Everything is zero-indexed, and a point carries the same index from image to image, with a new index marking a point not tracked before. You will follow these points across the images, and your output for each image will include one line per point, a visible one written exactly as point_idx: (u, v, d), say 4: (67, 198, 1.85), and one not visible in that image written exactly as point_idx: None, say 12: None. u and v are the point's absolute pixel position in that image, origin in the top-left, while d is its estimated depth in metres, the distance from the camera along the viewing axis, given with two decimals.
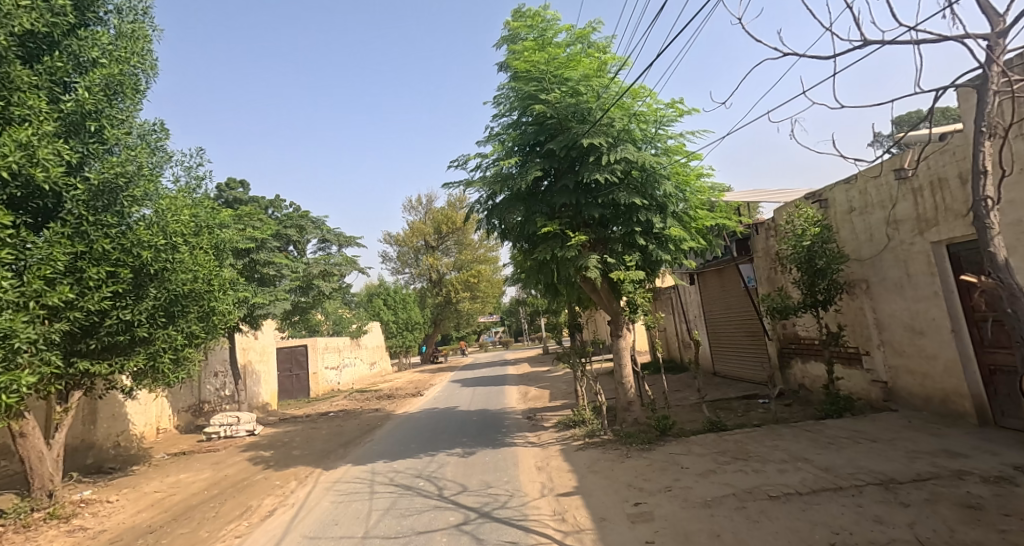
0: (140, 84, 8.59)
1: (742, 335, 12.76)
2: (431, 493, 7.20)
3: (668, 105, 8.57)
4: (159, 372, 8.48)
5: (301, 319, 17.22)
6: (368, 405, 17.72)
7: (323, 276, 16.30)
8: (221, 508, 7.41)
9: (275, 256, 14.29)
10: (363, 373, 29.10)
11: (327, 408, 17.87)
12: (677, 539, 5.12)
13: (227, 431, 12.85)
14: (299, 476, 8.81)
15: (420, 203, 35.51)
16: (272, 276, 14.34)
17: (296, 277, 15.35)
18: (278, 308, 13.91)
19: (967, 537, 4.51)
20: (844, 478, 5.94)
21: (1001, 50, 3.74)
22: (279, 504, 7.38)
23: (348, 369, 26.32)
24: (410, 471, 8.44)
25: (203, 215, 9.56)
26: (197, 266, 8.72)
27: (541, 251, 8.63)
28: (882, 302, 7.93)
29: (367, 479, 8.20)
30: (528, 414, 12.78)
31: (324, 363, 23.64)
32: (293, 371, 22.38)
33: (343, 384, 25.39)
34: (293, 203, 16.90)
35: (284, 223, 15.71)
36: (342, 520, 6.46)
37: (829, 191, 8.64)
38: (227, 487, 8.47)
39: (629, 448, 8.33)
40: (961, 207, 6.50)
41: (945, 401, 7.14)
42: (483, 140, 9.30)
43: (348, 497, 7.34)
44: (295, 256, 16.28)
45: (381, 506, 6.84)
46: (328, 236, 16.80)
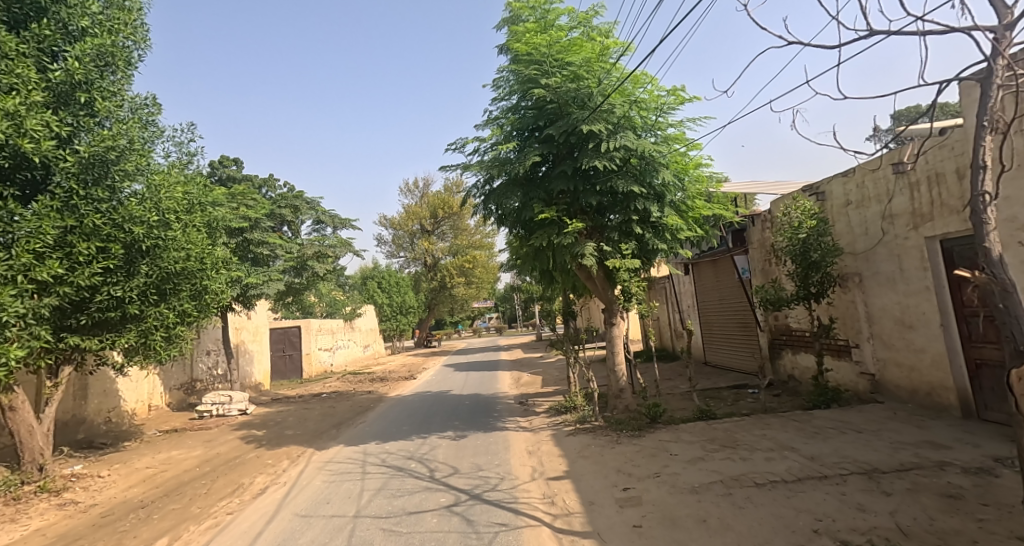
0: (133, 57, 8.49)
1: (734, 326, 12.86)
2: (422, 474, 7.27)
3: (670, 92, 8.53)
4: (150, 349, 8.45)
5: (295, 300, 17.22)
6: (362, 387, 17.83)
7: (318, 257, 16.22)
8: (212, 485, 7.46)
9: (268, 236, 14.25)
10: (357, 356, 29.20)
11: (320, 389, 17.99)
12: (665, 524, 5.20)
13: (219, 409, 12.87)
14: (292, 455, 8.86)
15: (415, 186, 35.39)
16: (265, 256, 14.34)
17: (290, 258, 15.30)
18: (271, 289, 13.88)
19: (946, 525, 4.60)
20: (829, 467, 6.04)
21: (1007, 43, 3.78)
22: (272, 482, 7.43)
23: (341, 351, 26.39)
24: (402, 452, 8.51)
25: (196, 192, 9.50)
26: (189, 244, 8.69)
27: (538, 237, 8.64)
28: (874, 296, 7.99)
29: (359, 459, 8.26)
30: (520, 400, 12.88)
31: (317, 344, 23.68)
32: (286, 351, 22.46)
33: (337, 365, 25.50)
34: (287, 183, 16.77)
35: (278, 203, 15.60)
36: (334, 499, 6.51)
37: (827, 184, 8.67)
38: (219, 465, 8.51)
39: (620, 434, 8.41)
40: (957, 203, 6.52)
41: (931, 394, 7.23)
42: (482, 124, 9.25)
43: (340, 476, 7.40)
44: (289, 236, 16.21)
45: (373, 486, 6.89)
46: (323, 218, 16.72)
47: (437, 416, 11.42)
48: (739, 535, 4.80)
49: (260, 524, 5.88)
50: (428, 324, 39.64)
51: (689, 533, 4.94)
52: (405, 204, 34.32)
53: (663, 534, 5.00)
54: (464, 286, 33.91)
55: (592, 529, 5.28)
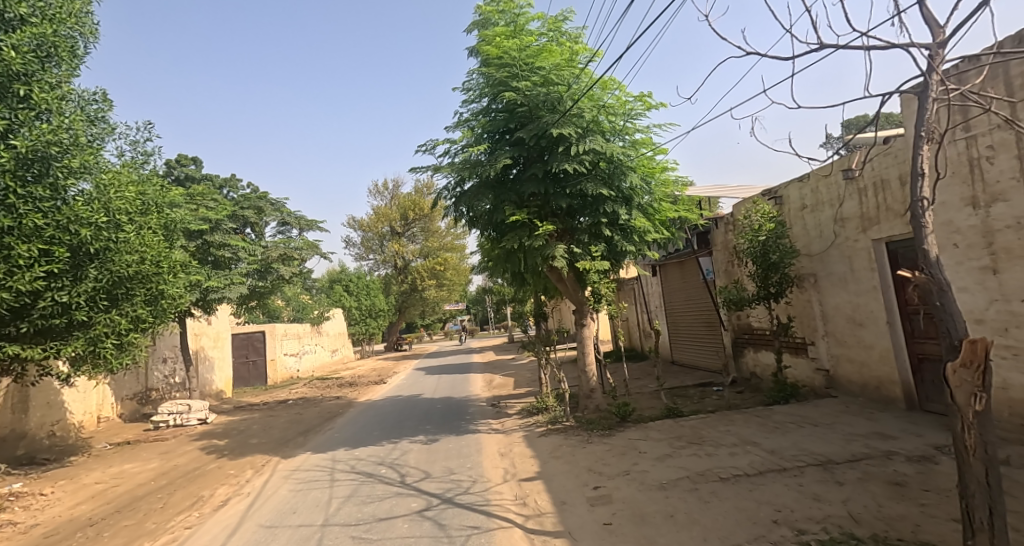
0: (78, 48, 8.33)
1: (700, 326, 13.24)
2: (393, 480, 7.34)
3: (637, 99, 8.82)
4: (100, 358, 8.26)
5: (259, 304, 16.95)
6: (330, 393, 17.70)
7: (283, 260, 16.00)
8: (169, 499, 7.39)
9: (230, 238, 14.03)
10: (325, 361, 28.87)
11: (286, 396, 17.77)
12: (634, 521, 5.40)
13: (177, 419, 12.66)
14: (255, 465, 8.80)
15: (384, 188, 35.14)
16: (227, 259, 14.11)
17: (253, 261, 15.06)
18: (233, 293, 13.70)
19: (893, 511, 4.92)
20: (788, 460, 6.34)
21: (940, 60, 4.10)
22: (233, 493, 7.40)
23: (307, 356, 26.02)
24: (373, 458, 8.54)
25: (151, 193, 9.37)
26: (144, 246, 8.63)
27: (509, 240, 8.81)
28: (828, 295, 8.37)
29: (327, 467, 8.26)
30: (491, 402, 13.01)
31: (283, 349, 23.33)
32: (249, 357, 22.05)
33: (303, 371, 25.15)
34: (250, 184, 16.53)
35: (241, 204, 15.40)
36: (300, 508, 6.54)
37: (784, 189, 9.07)
38: (177, 477, 8.41)
39: (591, 434, 8.61)
40: (900, 207, 6.92)
41: (879, 388, 7.62)
42: (453, 125, 9.35)
43: (306, 485, 7.41)
44: (253, 238, 15.98)
45: (342, 493, 6.94)
46: (288, 219, 16.54)
47: (408, 420, 11.45)
48: (704, 528, 5.03)
49: (219, 537, 5.88)
50: (398, 328, 39.42)
51: (657, 529, 5.15)
52: (374, 205, 34.09)
53: (631, 531, 5.19)
54: (435, 288, 33.88)
55: (563, 529, 5.44)
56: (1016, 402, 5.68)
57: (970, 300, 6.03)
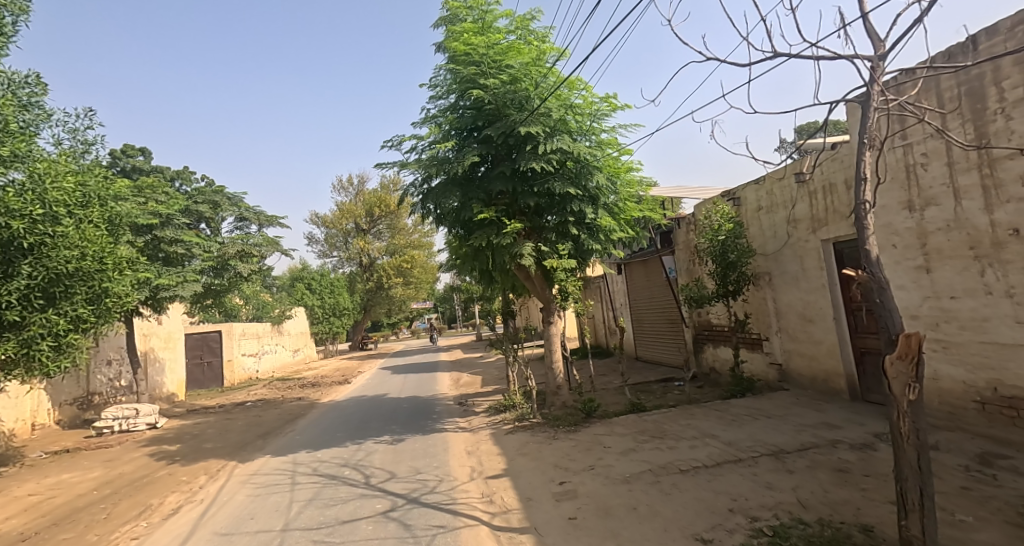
0: (8, 27, 8.09)
1: (663, 323, 13.60)
2: (358, 482, 7.38)
3: (603, 99, 9.04)
4: (35, 360, 8.03)
5: (216, 303, 16.49)
6: (291, 394, 17.48)
7: (241, 257, 15.59)
8: (114, 509, 7.25)
9: (183, 233, 13.68)
10: (286, 361, 28.38)
11: (245, 398, 17.46)
12: (599, 514, 5.60)
13: (123, 425, 12.31)
14: (210, 470, 8.69)
15: (349, 184, 34.79)
16: (179, 255, 13.77)
17: (208, 258, 14.72)
18: (185, 291, 13.31)
19: (837, 496, 5.24)
20: (743, 451, 6.65)
21: (880, 71, 4.38)
22: (186, 500, 7.32)
23: (267, 356, 25.56)
24: (337, 460, 8.55)
25: (93, 184, 9.14)
26: (85, 242, 8.39)
27: (477, 238, 8.91)
28: (781, 293, 8.76)
29: (288, 470, 8.24)
30: (458, 400, 13.10)
31: (240, 350, 22.86)
32: (204, 358, 21.38)
33: (262, 372, 24.69)
34: (205, 177, 16.15)
35: (194, 198, 15.04)
36: (258, 514, 6.53)
37: (741, 191, 9.43)
38: (123, 486, 8.25)
39: (557, 430, 8.80)
40: (846, 210, 7.31)
41: (827, 380, 8.03)
42: (420, 122, 9.40)
43: (264, 489, 7.38)
44: (208, 234, 15.61)
45: (303, 497, 6.95)
46: (246, 215, 16.25)
47: (373, 421, 11.45)
48: (665, 520, 5.25)
49: None
50: (363, 327, 39.05)
51: (621, 521, 5.36)
52: (338, 201, 33.72)
53: (595, 525, 5.38)
54: (402, 286, 33.75)
55: (529, 525, 5.60)
56: (944, 391, 6.10)
57: (906, 297, 6.43)
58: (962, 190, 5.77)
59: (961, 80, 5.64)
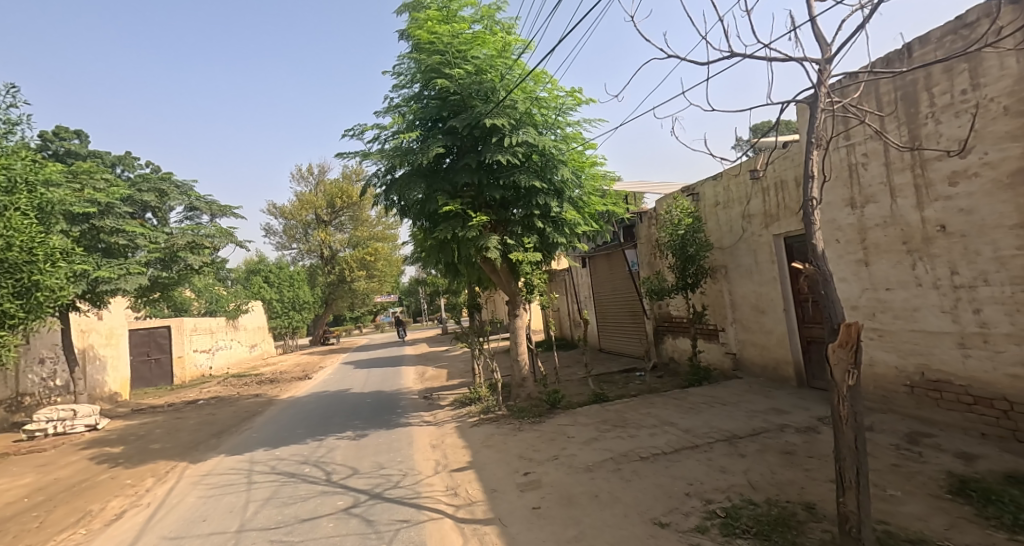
0: None
1: (625, 315, 13.92)
2: (318, 479, 7.39)
3: (568, 93, 9.20)
4: None
5: (162, 297, 15.83)
6: (246, 391, 17.18)
7: (191, 248, 14.99)
8: (50, 516, 7.07)
9: (125, 223, 13.03)
10: (242, 358, 27.75)
11: (196, 396, 17.07)
12: (561, 503, 5.78)
13: (58, 427, 11.87)
14: (158, 472, 8.53)
15: (309, 173, 34.25)
16: (121, 246, 13.09)
17: (155, 249, 14.01)
18: (128, 284, 12.59)
19: (784, 477, 5.55)
20: (699, 437, 6.94)
21: (827, 75, 4.63)
22: (130, 505, 7.17)
23: (221, 353, 24.96)
24: (296, 458, 8.52)
25: (20, 170, 8.83)
26: (11, 231, 8.15)
27: (443, 230, 8.95)
28: (736, 285, 9.10)
29: (243, 469, 8.17)
30: (423, 394, 13.16)
31: (192, 346, 22.24)
32: (151, 356, 20.71)
33: (215, 369, 24.00)
34: (150, 163, 15.60)
35: (140, 186, 14.51)
36: (211, 515, 6.49)
37: (700, 187, 9.74)
38: (60, 492, 8.02)
39: (522, 422, 8.97)
40: (795, 206, 7.66)
41: (777, 368, 8.41)
42: (383, 111, 9.38)
43: (218, 490, 7.31)
44: (155, 223, 15.03)
45: (260, 496, 6.93)
46: (197, 204, 15.78)
47: (335, 417, 11.40)
48: (625, 506, 5.47)
49: None
50: (325, 321, 38.51)
51: (583, 509, 5.55)
52: (297, 192, 33.15)
53: (558, 513, 5.56)
54: (365, 279, 33.41)
55: (493, 515, 5.74)
56: (879, 377, 6.51)
57: (847, 289, 6.81)
58: (897, 188, 6.13)
59: (898, 85, 5.99)
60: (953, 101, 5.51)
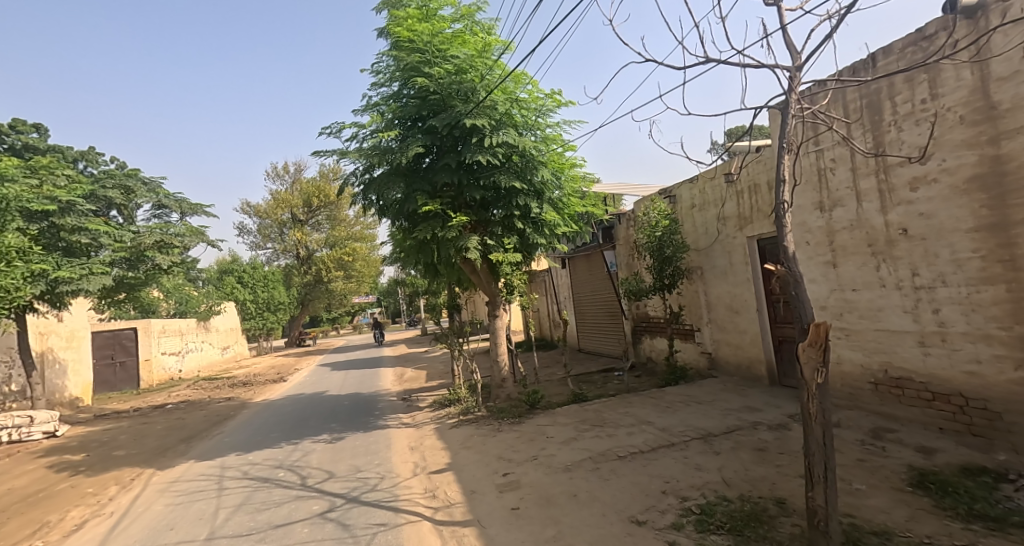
0: None
1: (604, 315, 14.06)
2: (293, 483, 7.35)
3: (548, 95, 9.30)
4: None
5: (130, 299, 15.10)
6: (218, 395, 16.93)
7: (160, 248, 14.30)
8: (9, 528, 6.90)
9: (88, 222, 12.60)
10: (213, 360, 27.24)
11: (164, 400, 16.74)
12: (540, 503, 5.85)
13: (15, 434, 11.54)
14: (122, 480, 8.37)
15: (285, 171, 33.88)
16: (84, 245, 12.68)
17: (120, 248, 13.49)
18: (91, 285, 12.17)
19: (756, 473, 5.70)
20: (676, 435, 7.07)
21: (797, 81, 4.78)
22: (92, 514, 7.03)
23: (191, 355, 24.29)
24: (270, 462, 8.46)
25: None
26: None
27: (422, 230, 8.95)
28: (711, 286, 9.28)
29: (214, 475, 8.08)
30: (401, 396, 13.14)
31: (160, 349, 21.72)
32: (116, 359, 20.21)
33: (185, 374, 23.24)
34: (115, 160, 15.25)
35: (104, 183, 14.07)
36: (180, 523, 6.41)
37: (677, 189, 9.91)
38: (19, 502, 7.82)
39: (501, 423, 9.02)
40: (768, 209, 7.86)
41: (750, 367, 8.60)
42: (361, 109, 9.37)
43: (186, 497, 7.21)
44: (121, 222, 14.59)
45: (232, 502, 6.86)
46: (165, 202, 15.39)
47: (310, 420, 11.32)
48: (603, 505, 5.56)
49: None
50: (301, 322, 38.09)
51: (561, 509, 5.63)
52: (273, 190, 32.78)
53: (536, 513, 5.63)
54: (343, 280, 33.14)
55: (471, 517, 5.78)
56: (846, 375, 6.71)
57: (817, 290, 7.01)
58: (863, 193, 6.32)
59: (863, 93, 6.19)
60: (914, 109, 5.71)
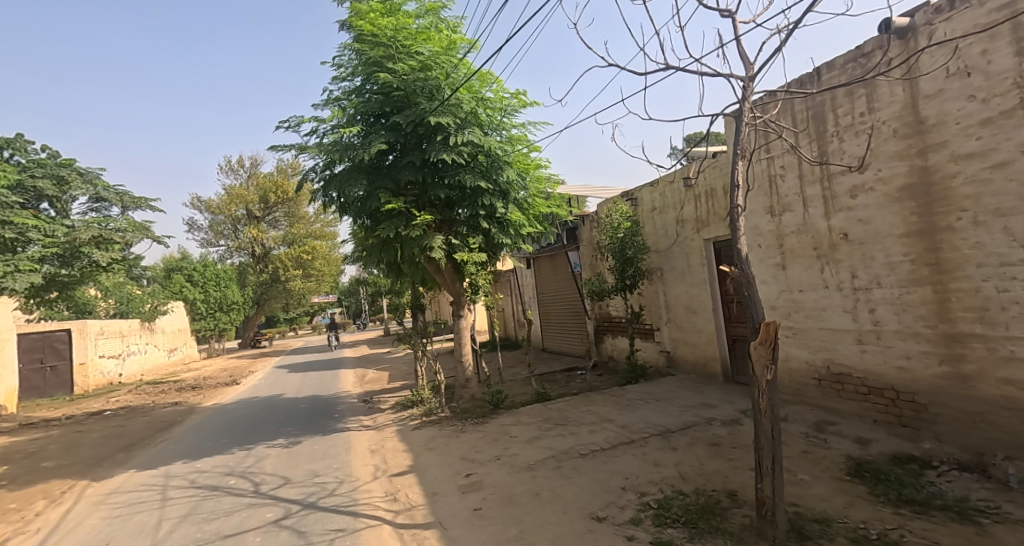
0: None
1: (568, 315, 14.25)
2: (245, 491, 7.25)
3: (513, 95, 9.41)
4: None
5: (61, 298, 13.65)
6: (164, 400, 16.41)
7: (98, 244, 12.42)
8: None
9: (12, 215, 10.88)
10: (159, 364, 26.08)
11: (102, 407, 16.06)
12: (502, 503, 5.95)
13: None
14: (53, 493, 8.05)
15: (240, 166, 33.02)
16: (10, 240, 11.12)
17: (52, 244, 11.76)
18: (20, 283, 10.44)
19: (711, 467, 5.93)
20: (636, 432, 7.27)
21: (750, 91, 5.01)
22: (17, 532, 6.74)
23: (133, 358, 23.13)
24: (220, 469, 8.31)
25: None
26: None
27: (385, 229, 8.92)
28: (670, 286, 9.56)
29: (157, 485, 7.88)
30: (362, 398, 13.04)
31: (97, 351, 20.49)
32: (44, 363, 18.65)
33: (127, 375, 22.28)
34: (47, 149, 14.64)
35: (33, 173, 12.95)
36: (119, 537, 6.23)
37: (638, 191, 10.16)
38: None
39: (464, 423, 9.09)
40: (724, 212, 8.15)
41: (706, 365, 8.90)
42: (322, 103, 9.30)
43: (123, 511, 7.00)
44: (54, 216, 13.47)
45: (176, 514, 6.71)
46: (104, 194, 14.29)
47: (266, 424, 11.14)
48: (564, 502, 5.69)
49: None
50: (256, 322, 37.20)
51: (523, 508, 5.74)
52: (227, 185, 31.91)
53: (499, 513, 5.73)
54: (301, 279, 32.57)
55: (433, 520, 5.84)
56: (793, 371, 7.04)
57: (767, 291, 7.32)
58: (809, 199, 6.64)
59: (809, 104, 6.51)
60: (854, 121, 6.04)
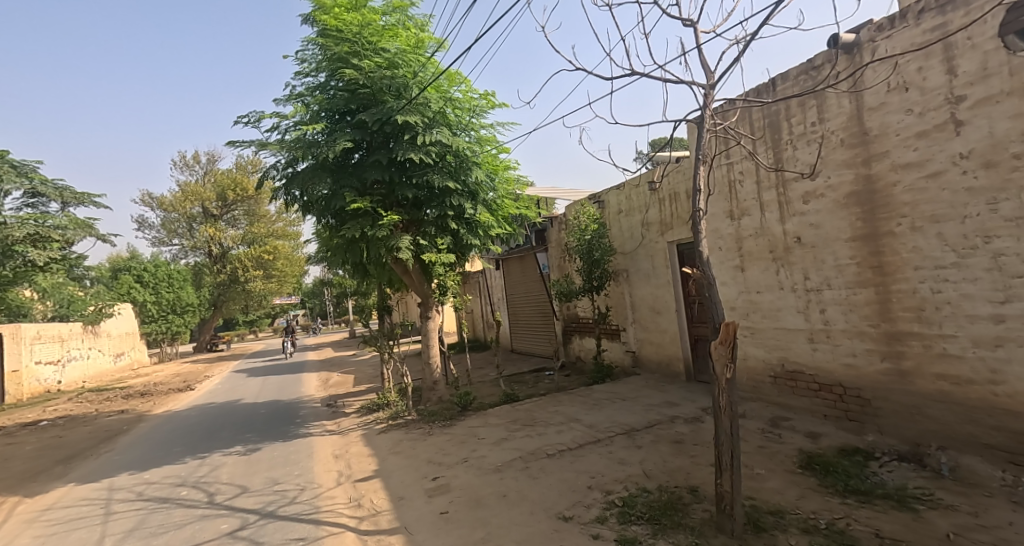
0: None
1: (536, 316, 14.38)
2: (199, 502, 7.11)
3: (481, 96, 9.48)
4: None
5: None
6: (108, 408, 15.82)
7: (34, 241, 12.15)
8: None
9: None
10: (105, 370, 24.96)
11: (39, 417, 15.34)
12: (469, 505, 6.00)
13: None
14: None
15: (196, 162, 32.13)
16: None
17: None
18: None
19: (674, 464, 6.11)
20: (602, 431, 7.41)
21: (711, 99, 5.17)
22: None
23: (74, 364, 22.08)
24: (172, 480, 8.13)
25: None
26: None
27: (351, 228, 8.86)
28: (636, 288, 9.75)
29: (99, 499, 7.63)
30: (325, 402, 12.90)
31: (34, 357, 19.49)
32: None
33: (66, 383, 21.26)
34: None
35: None
36: None
37: (605, 194, 10.33)
38: None
39: (432, 426, 9.10)
40: (686, 216, 8.38)
41: (670, 364, 9.12)
42: (285, 99, 9.18)
43: (65, 526, 6.77)
44: None
45: (121, 529, 6.52)
46: (40, 190, 13.37)
47: (222, 431, 10.93)
48: (530, 503, 5.78)
49: None
50: (214, 325, 36.28)
51: (490, 510, 5.80)
52: (182, 182, 31.03)
53: (465, 516, 5.78)
54: (262, 280, 31.95)
55: (398, 525, 5.85)
56: (751, 370, 7.29)
57: (727, 292, 7.56)
58: (766, 203, 6.89)
59: (766, 113, 6.78)
60: (807, 131, 6.31)
